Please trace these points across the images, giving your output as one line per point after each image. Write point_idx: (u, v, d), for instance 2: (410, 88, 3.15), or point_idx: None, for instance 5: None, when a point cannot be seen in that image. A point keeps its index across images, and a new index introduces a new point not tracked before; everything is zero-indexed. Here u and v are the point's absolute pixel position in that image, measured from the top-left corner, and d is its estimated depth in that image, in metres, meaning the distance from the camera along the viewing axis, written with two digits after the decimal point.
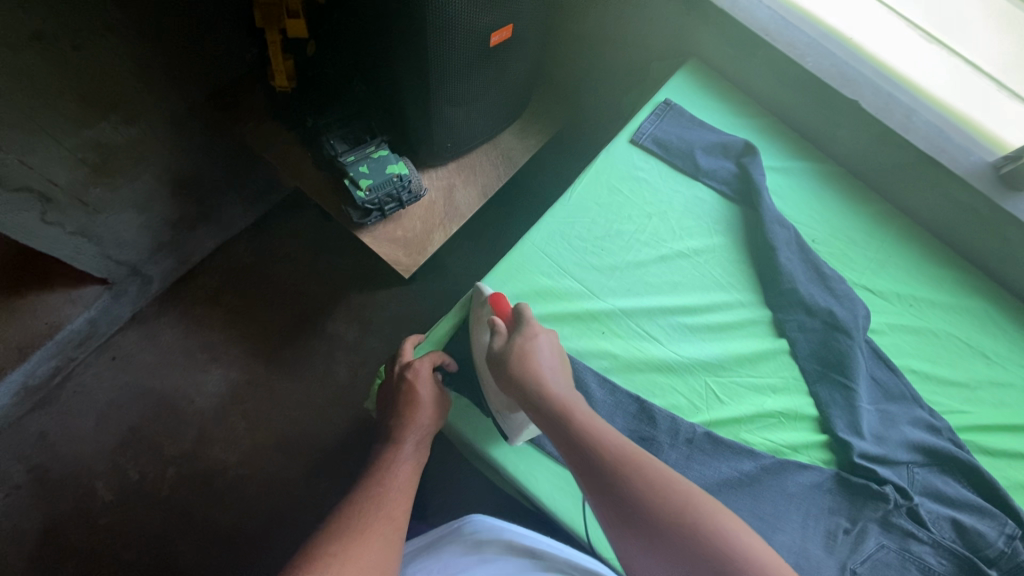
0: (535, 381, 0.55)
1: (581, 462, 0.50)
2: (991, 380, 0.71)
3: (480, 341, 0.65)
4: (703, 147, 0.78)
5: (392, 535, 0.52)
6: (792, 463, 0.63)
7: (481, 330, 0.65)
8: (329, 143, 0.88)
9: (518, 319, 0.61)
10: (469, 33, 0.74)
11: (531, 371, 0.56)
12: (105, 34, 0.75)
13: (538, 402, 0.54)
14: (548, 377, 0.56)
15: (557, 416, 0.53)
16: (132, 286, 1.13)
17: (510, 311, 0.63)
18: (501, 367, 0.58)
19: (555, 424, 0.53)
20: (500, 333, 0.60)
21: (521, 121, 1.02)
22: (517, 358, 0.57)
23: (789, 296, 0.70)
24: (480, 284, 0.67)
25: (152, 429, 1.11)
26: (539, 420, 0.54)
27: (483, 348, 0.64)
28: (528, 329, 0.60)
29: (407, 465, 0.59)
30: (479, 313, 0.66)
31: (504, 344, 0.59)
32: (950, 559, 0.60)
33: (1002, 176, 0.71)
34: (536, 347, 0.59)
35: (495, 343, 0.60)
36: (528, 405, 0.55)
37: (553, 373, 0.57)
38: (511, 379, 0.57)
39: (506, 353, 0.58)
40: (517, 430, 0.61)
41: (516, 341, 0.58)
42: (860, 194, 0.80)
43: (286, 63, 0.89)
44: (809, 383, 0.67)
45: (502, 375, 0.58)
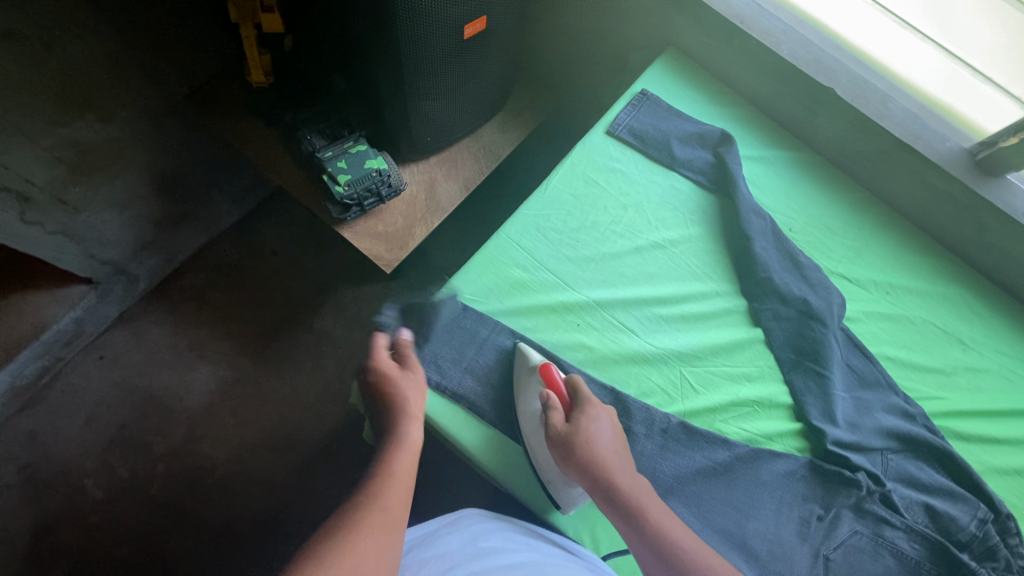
0: (602, 469, 0.54)
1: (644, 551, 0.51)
2: (966, 365, 0.71)
3: (528, 411, 0.62)
4: (679, 137, 0.77)
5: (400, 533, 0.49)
6: (766, 451, 0.63)
7: (528, 398, 0.62)
8: (307, 139, 0.88)
9: (576, 396, 0.60)
10: (442, 26, 0.73)
11: (595, 457, 0.55)
12: (77, 31, 0.75)
13: (604, 487, 0.53)
14: (613, 462, 0.55)
15: (621, 498, 0.53)
16: (118, 285, 1.13)
17: (563, 384, 0.61)
18: (563, 449, 0.56)
19: (619, 508, 0.53)
20: (558, 410, 0.58)
21: (503, 114, 1.02)
22: (581, 443, 0.55)
23: (764, 285, 0.70)
24: (524, 347, 0.64)
25: (141, 427, 1.11)
26: (602, 503, 0.54)
27: (532, 420, 0.61)
28: (588, 410, 0.58)
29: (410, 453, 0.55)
30: (525, 382, 0.63)
31: (566, 426, 0.57)
32: (923, 544, 0.61)
33: (978, 162, 0.71)
34: (598, 430, 0.57)
35: (554, 422, 0.57)
36: (591, 488, 0.54)
37: (616, 458, 0.56)
38: (573, 462, 0.55)
39: (570, 436, 0.56)
40: (571, 501, 0.59)
41: (581, 425, 0.57)
42: (837, 182, 0.80)
43: (263, 59, 0.88)
44: (783, 371, 0.67)
45: (562, 457, 0.56)
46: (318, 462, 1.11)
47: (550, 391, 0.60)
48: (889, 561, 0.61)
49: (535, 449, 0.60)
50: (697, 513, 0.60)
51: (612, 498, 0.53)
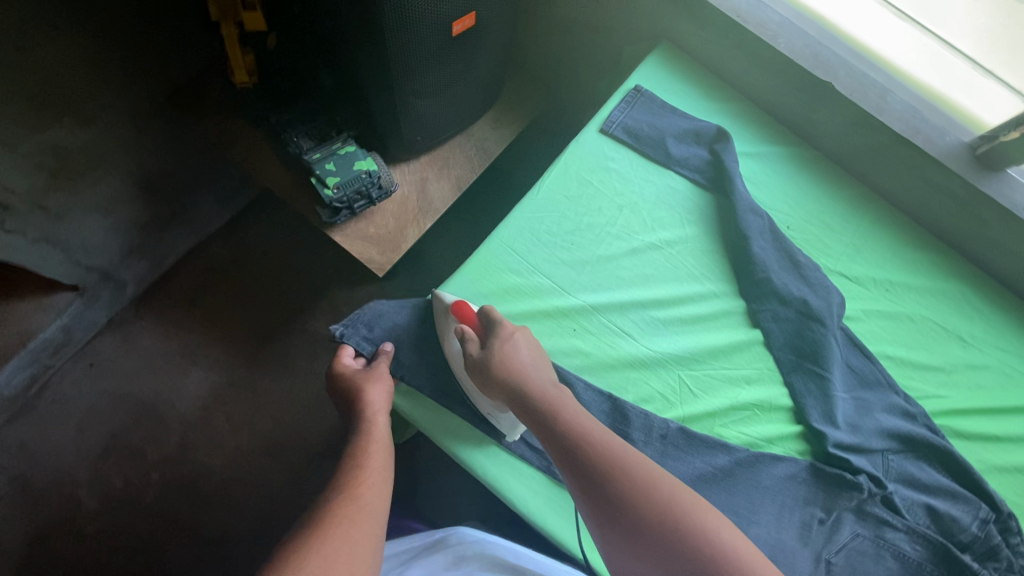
0: (519, 384, 0.57)
1: (567, 460, 0.52)
2: (966, 363, 0.71)
3: (452, 350, 0.63)
4: (674, 135, 0.76)
5: (373, 523, 0.53)
6: (767, 455, 0.63)
7: (450, 337, 0.64)
8: (293, 141, 0.86)
9: (489, 323, 0.61)
10: (430, 22, 0.71)
11: (513, 373, 0.57)
12: (51, 32, 0.72)
13: (523, 402, 0.56)
14: (529, 375, 0.57)
15: (543, 414, 0.55)
16: (106, 291, 1.10)
17: (475, 315, 0.62)
18: (483, 374, 0.58)
19: (542, 422, 0.55)
20: (472, 340, 0.60)
21: (494, 111, 1.00)
22: (497, 363, 0.57)
23: (762, 286, 0.69)
24: (441, 292, 0.65)
25: (134, 434, 1.10)
26: (527, 419, 0.56)
27: (457, 356, 0.63)
28: (501, 333, 0.60)
29: (379, 451, 0.60)
30: (445, 325, 0.64)
31: (480, 352, 0.58)
32: (924, 545, 0.61)
33: (978, 157, 0.70)
34: (513, 348, 0.59)
35: (471, 351, 0.59)
36: (515, 406, 0.57)
37: (533, 369, 0.58)
38: (495, 385, 0.58)
39: (486, 360, 0.58)
40: (511, 425, 0.61)
41: (495, 348, 0.58)
42: (835, 178, 0.78)
43: (246, 58, 0.85)
44: (783, 373, 0.66)
45: (484, 381, 0.58)
46: (315, 466, 1.10)
47: (463, 324, 0.61)
48: (890, 564, 0.60)
49: (466, 383, 0.63)
50: None
51: (533, 414, 0.56)
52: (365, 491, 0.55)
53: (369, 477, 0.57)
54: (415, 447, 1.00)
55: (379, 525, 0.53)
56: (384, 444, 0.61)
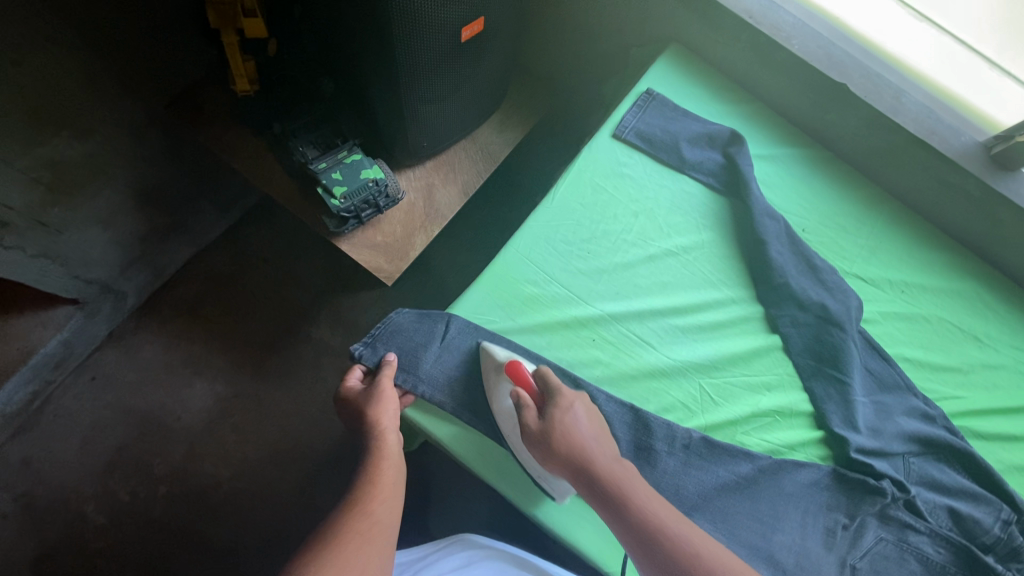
0: (582, 459, 0.54)
1: (640, 549, 0.50)
2: (983, 363, 0.71)
3: (503, 410, 0.61)
4: (688, 139, 0.75)
5: (382, 544, 0.52)
6: (789, 462, 0.62)
7: (501, 396, 0.61)
8: (298, 151, 0.83)
9: (546, 389, 0.59)
10: (438, 28, 0.69)
11: (573, 446, 0.54)
12: (47, 44, 0.69)
13: (587, 480, 0.53)
14: (594, 451, 0.55)
15: (609, 492, 0.53)
16: (106, 304, 1.08)
17: (531, 379, 0.59)
18: (542, 447, 0.55)
19: (609, 502, 0.52)
20: (530, 408, 0.57)
21: (499, 114, 0.98)
22: (559, 435, 0.55)
23: (780, 291, 0.69)
24: (489, 346, 0.63)
25: (139, 448, 1.08)
26: (589, 496, 0.54)
27: (508, 419, 0.61)
28: (561, 402, 0.57)
29: (390, 467, 0.58)
30: (495, 382, 0.61)
31: (540, 424, 0.55)
32: (947, 547, 0.61)
33: (993, 156, 0.70)
34: (575, 419, 0.56)
35: (528, 421, 0.56)
36: (578, 482, 0.54)
37: (596, 443, 0.55)
38: (555, 459, 0.54)
39: (546, 434, 0.55)
40: (560, 491, 0.59)
41: (555, 419, 0.56)
42: (849, 179, 0.78)
43: (247, 66, 0.83)
44: (804, 379, 0.66)
45: (543, 456, 0.55)
46: (325, 475, 1.09)
47: (520, 389, 0.58)
48: (914, 567, 0.61)
49: (515, 445, 0.60)
50: (722, 529, 0.59)
51: (585, 474, 0.54)
52: (377, 506, 0.55)
53: (380, 495, 0.55)
54: (425, 455, 0.99)
55: (388, 545, 0.52)
56: (395, 460, 0.59)
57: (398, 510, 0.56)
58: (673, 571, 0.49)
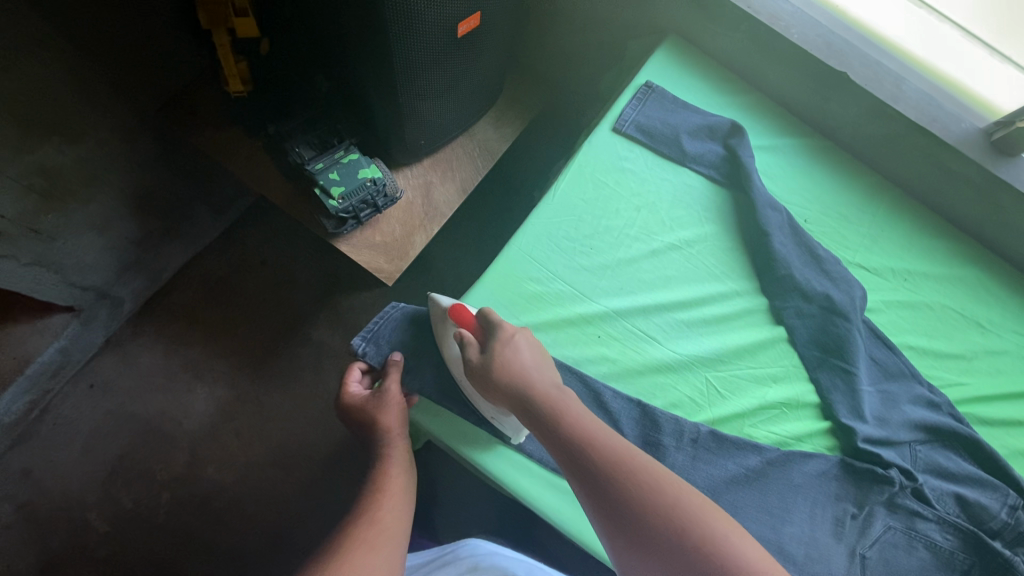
0: (520, 387, 0.54)
1: (572, 465, 0.50)
2: (987, 349, 0.71)
3: (451, 355, 0.62)
4: (688, 131, 0.74)
5: (392, 548, 0.52)
6: (797, 453, 0.63)
7: (449, 341, 0.62)
8: (294, 151, 0.82)
9: (487, 326, 0.59)
10: (434, 24, 0.68)
11: (513, 376, 0.55)
12: (34, 48, 0.68)
13: (524, 406, 0.54)
14: (531, 378, 0.55)
15: (544, 416, 0.53)
16: (102, 310, 1.07)
17: (474, 319, 0.60)
18: (483, 380, 0.56)
19: (543, 424, 0.53)
20: (472, 345, 0.57)
21: (496, 110, 0.97)
22: (498, 366, 0.55)
23: (785, 283, 0.68)
24: (438, 297, 0.63)
25: (141, 455, 1.07)
26: (529, 423, 0.54)
27: (457, 362, 0.62)
28: (501, 336, 0.58)
29: (399, 473, 0.60)
30: (443, 328, 0.62)
31: (481, 357, 0.56)
32: (955, 534, 0.61)
33: (994, 142, 0.70)
34: (515, 351, 0.57)
35: (470, 356, 0.57)
36: (517, 410, 0.55)
37: (535, 371, 0.56)
38: (495, 390, 0.55)
39: (486, 367, 0.56)
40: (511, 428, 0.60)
41: (495, 352, 0.56)
42: (850, 168, 0.78)
43: (240, 66, 0.82)
44: (809, 369, 0.66)
45: (486, 388, 0.56)
46: (329, 476, 1.09)
47: (463, 329, 0.59)
48: (923, 554, 0.61)
49: (464, 386, 0.61)
50: None
51: (540, 419, 0.53)
52: (386, 512, 0.55)
53: (389, 499, 0.56)
54: (429, 454, 0.99)
55: (399, 546, 0.52)
56: (404, 467, 0.61)
57: (408, 516, 0.57)
58: (600, 486, 0.48)
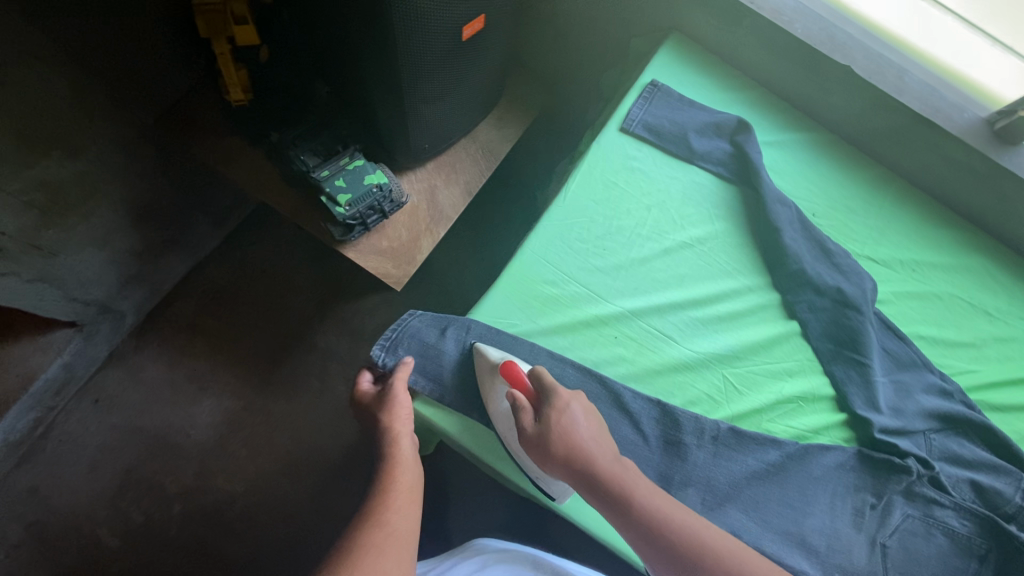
0: (584, 462, 0.54)
1: (651, 546, 0.51)
2: (995, 336, 0.72)
3: (500, 413, 0.60)
4: (695, 129, 0.75)
5: (398, 553, 0.52)
6: (816, 446, 0.63)
7: (498, 399, 0.60)
8: (299, 159, 0.82)
9: (542, 390, 0.58)
10: (440, 28, 0.68)
11: (575, 450, 0.54)
12: (32, 63, 0.67)
13: (588, 480, 0.53)
14: (594, 452, 0.54)
15: (614, 492, 0.52)
16: (105, 325, 1.06)
17: (527, 379, 0.59)
18: (541, 450, 0.55)
19: (613, 502, 0.52)
20: (526, 412, 0.56)
21: (497, 111, 0.97)
22: (558, 438, 0.54)
23: (797, 277, 0.69)
24: (486, 350, 0.61)
25: (149, 469, 1.06)
26: (589, 495, 0.54)
27: (506, 421, 0.60)
28: (557, 402, 0.57)
29: (407, 473, 0.59)
30: (490, 383, 0.61)
31: (538, 427, 0.55)
32: (972, 519, 0.62)
33: (997, 131, 0.71)
34: (572, 420, 0.56)
35: (524, 423, 0.56)
36: (580, 484, 0.54)
37: (595, 443, 0.55)
38: (555, 463, 0.54)
39: (544, 438, 0.54)
40: (560, 492, 0.59)
41: (553, 421, 0.55)
42: (855, 161, 0.78)
43: (240, 74, 0.80)
44: (824, 363, 0.67)
45: (542, 459, 0.55)
46: (341, 483, 1.08)
47: (515, 391, 0.57)
48: (941, 540, 0.62)
49: (513, 448, 0.60)
50: (754, 517, 0.60)
51: (607, 498, 0.52)
52: (394, 515, 0.55)
53: (397, 502, 0.56)
54: (441, 458, 0.99)
55: (409, 549, 0.53)
56: (411, 466, 0.60)
57: (417, 516, 0.57)
58: (686, 564, 0.50)
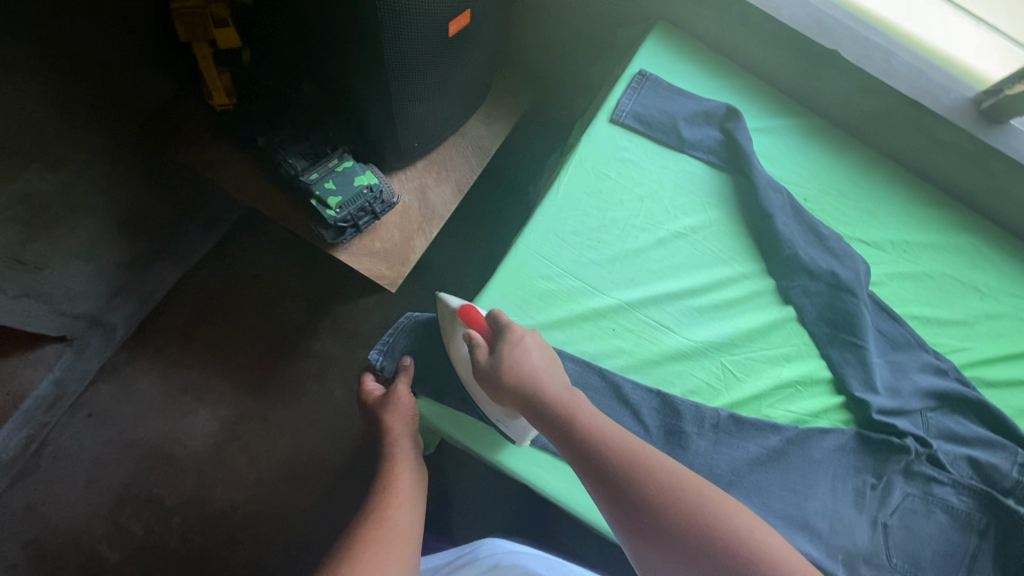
0: (531, 390, 0.54)
1: (589, 467, 0.50)
2: (987, 314, 0.73)
3: (459, 356, 0.61)
4: (685, 118, 0.75)
5: (400, 546, 0.52)
6: (816, 430, 0.64)
7: (457, 343, 0.61)
8: (287, 162, 0.81)
9: (497, 327, 0.58)
10: (426, 24, 0.67)
11: (525, 379, 0.54)
12: (10, 73, 0.65)
13: (535, 407, 0.53)
14: (542, 381, 0.54)
15: (560, 420, 0.52)
16: (95, 338, 1.04)
17: (484, 320, 0.59)
18: (492, 382, 0.55)
19: (556, 426, 0.52)
20: (481, 346, 0.57)
21: (485, 106, 0.97)
22: (508, 368, 0.55)
23: (791, 262, 0.69)
24: (447, 299, 0.63)
25: (147, 481, 1.05)
26: (537, 422, 0.54)
27: (465, 363, 0.61)
28: (511, 336, 0.57)
29: (407, 472, 0.60)
30: (451, 328, 0.62)
31: (490, 359, 0.56)
32: (969, 495, 0.63)
33: (983, 111, 0.72)
34: (524, 352, 0.56)
35: (479, 358, 0.56)
36: (528, 412, 0.54)
37: (546, 372, 0.55)
38: (506, 393, 0.55)
39: (495, 368, 0.55)
40: (520, 433, 0.58)
41: (504, 352, 0.55)
42: (844, 145, 0.79)
43: (223, 78, 0.80)
44: (820, 346, 0.67)
45: (495, 390, 0.56)
46: (342, 487, 1.08)
47: (472, 331, 0.58)
48: (941, 517, 0.63)
49: (472, 389, 0.60)
50: (757, 502, 0.60)
51: (551, 421, 0.52)
52: (395, 510, 0.56)
53: (397, 498, 0.57)
54: (442, 457, 0.98)
55: (410, 543, 0.53)
56: (411, 466, 0.62)
57: (419, 514, 0.58)
58: (620, 484, 0.48)
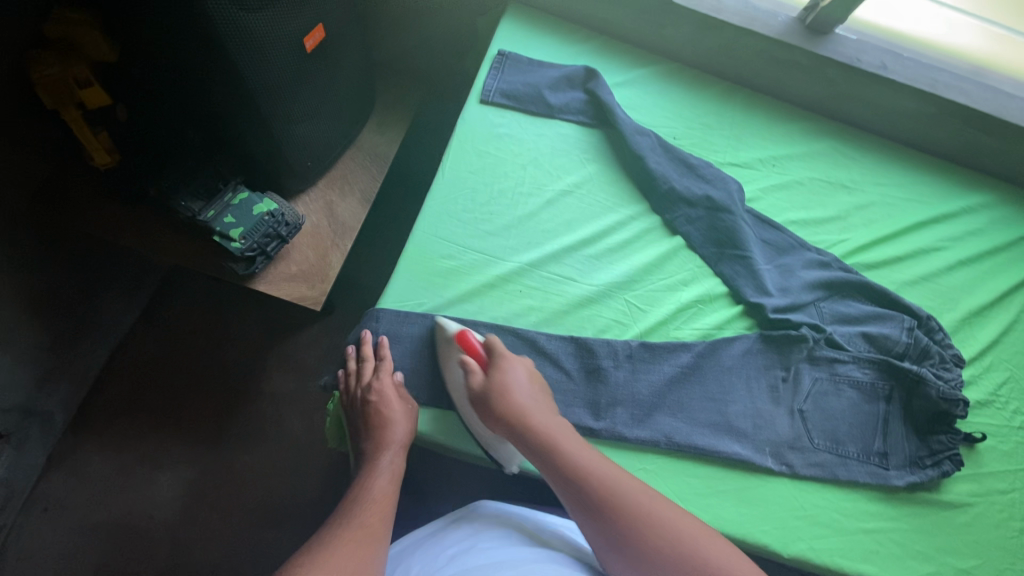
0: (519, 418, 0.56)
1: (570, 489, 0.54)
2: (857, 205, 0.80)
3: (454, 379, 0.63)
4: (549, 86, 0.80)
5: (375, 549, 0.50)
6: (721, 340, 0.68)
7: (452, 365, 0.63)
8: (181, 205, 0.80)
9: (491, 355, 0.61)
10: (282, 44, 0.70)
11: (513, 407, 0.57)
12: None
13: (520, 431, 0.56)
14: (529, 407, 0.57)
15: (541, 445, 0.55)
16: (33, 429, 1.00)
17: (480, 346, 0.62)
18: (485, 406, 0.58)
19: (536, 449, 0.55)
20: (477, 372, 0.59)
21: (375, 117, 1.01)
22: (497, 397, 0.57)
23: (669, 196, 0.75)
24: (442, 319, 0.65)
25: (120, 562, 1.00)
26: (519, 444, 0.57)
27: (459, 390, 0.63)
28: (502, 364, 0.60)
29: (386, 477, 0.57)
30: (446, 351, 0.63)
31: (484, 384, 0.59)
32: (870, 367, 0.69)
33: (808, 26, 0.79)
34: (514, 378, 0.59)
35: (474, 382, 0.59)
36: (514, 438, 0.57)
37: (532, 400, 0.58)
38: (496, 419, 0.57)
39: (488, 393, 0.58)
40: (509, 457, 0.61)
41: (497, 379, 0.59)
42: (700, 82, 0.85)
43: (100, 138, 0.79)
44: (713, 266, 0.72)
45: (486, 414, 0.58)
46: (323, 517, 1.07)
47: (468, 356, 0.60)
48: (850, 393, 0.68)
49: (466, 412, 0.62)
50: (682, 417, 0.64)
51: (533, 446, 0.55)
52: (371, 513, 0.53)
53: (378, 503, 0.54)
54: None
55: (381, 550, 0.50)
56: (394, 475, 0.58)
57: (393, 516, 0.55)
58: (593, 504, 0.52)
